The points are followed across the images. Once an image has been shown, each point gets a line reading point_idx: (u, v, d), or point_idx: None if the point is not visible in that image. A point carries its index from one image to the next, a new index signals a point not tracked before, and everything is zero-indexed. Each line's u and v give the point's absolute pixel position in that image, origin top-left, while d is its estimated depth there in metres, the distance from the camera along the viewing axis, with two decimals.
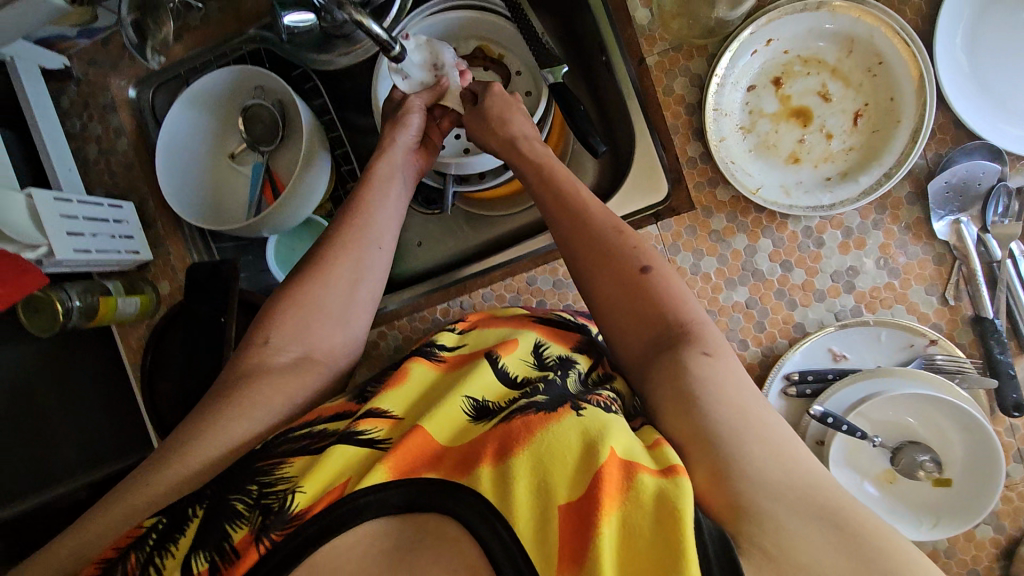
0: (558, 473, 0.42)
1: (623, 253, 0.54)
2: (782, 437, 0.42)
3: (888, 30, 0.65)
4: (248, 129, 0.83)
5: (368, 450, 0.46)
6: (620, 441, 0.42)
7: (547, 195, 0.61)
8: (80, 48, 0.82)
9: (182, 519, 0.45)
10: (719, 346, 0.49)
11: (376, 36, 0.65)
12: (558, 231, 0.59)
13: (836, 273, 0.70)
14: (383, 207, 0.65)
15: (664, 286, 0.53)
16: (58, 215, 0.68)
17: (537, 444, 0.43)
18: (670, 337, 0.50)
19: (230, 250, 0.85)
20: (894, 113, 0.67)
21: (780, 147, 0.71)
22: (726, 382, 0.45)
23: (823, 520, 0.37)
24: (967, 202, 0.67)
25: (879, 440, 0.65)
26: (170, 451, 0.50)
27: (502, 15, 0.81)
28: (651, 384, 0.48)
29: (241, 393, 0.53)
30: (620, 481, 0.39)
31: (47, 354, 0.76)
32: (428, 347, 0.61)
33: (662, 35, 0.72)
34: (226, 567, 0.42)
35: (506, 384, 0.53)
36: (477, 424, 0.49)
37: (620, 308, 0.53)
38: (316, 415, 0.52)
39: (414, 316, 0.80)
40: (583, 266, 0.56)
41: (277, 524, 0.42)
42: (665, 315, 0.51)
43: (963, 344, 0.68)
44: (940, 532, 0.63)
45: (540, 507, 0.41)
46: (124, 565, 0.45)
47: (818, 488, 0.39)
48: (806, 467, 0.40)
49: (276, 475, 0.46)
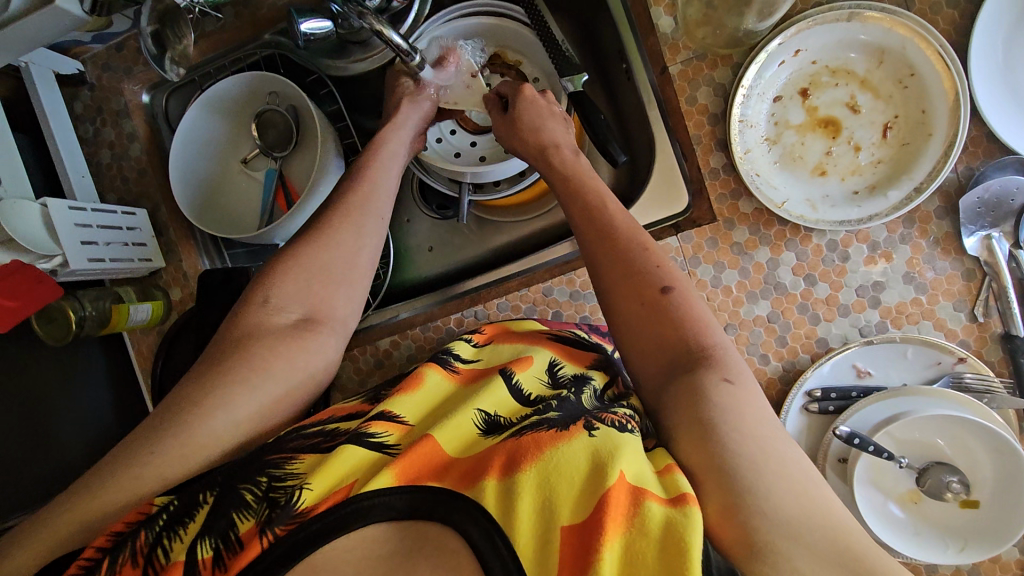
0: (562, 492, 0.40)
1: (645, 267, 0.51)
2: (805, 475, 0.39)
3: (922, 42, 0.64)
4: (261, 135, 0.82)
5: (376, 453, 0.45)
6: (629, 463, 0.40)
7: (573, 203, 0.58)
8: (94, 53, 0.81)
9: (192, 503, 0.44)
10: (741, 374, 0.45)
11: (396, 46, 0.65)
12: (580, 240, 0.56)
13: (861, 288, 0.69)
14: (386, 193, 0.63)
15: (686, 305, 0.49)
16: (73, 225, 0.67)
17: (546, 462, 0.41)
18: (688, 359, 0.46)
19: (241, 257, 0.84)
20: (926, 126, 0.66)
21: (807, 159, 0.69)
22: (745, 413, 0.42)
23: (841, 563, 0.35)
24: (999, 217, 0.66)
25: (906, 461, 0.64)
26: (172, 420, 0.47)
27: (521, 22, 0.80)
28: (666, 408, 0.45)
29: (247, 360, 0.50)
30: (628, 505, 0.37)
31: (59, 362, 0.76)
32: (444, 356, 0.59)
33: (686, 43, 0.71)
34: (231, 559, 0.40)
35: (521, 403, 0.51)
36: (487, 438, 0.47)
37: (638, 324, 0.50)
38: (327, 415, 0.52)
39: (427, 325, 0.79)
40: (604, 277, 0.53)
41: (282, 518, 0.40)
42: (685, 336, 0.48)
43: (992, 362, 0.66)
44: (968, 556, 0.61)
45: (543, 524, 0.39)
46: (131, 544, 0.43)
47: (835, 528, 0.36)
48: (828, 506, 0.38)
49: (285, 470, 0.44)
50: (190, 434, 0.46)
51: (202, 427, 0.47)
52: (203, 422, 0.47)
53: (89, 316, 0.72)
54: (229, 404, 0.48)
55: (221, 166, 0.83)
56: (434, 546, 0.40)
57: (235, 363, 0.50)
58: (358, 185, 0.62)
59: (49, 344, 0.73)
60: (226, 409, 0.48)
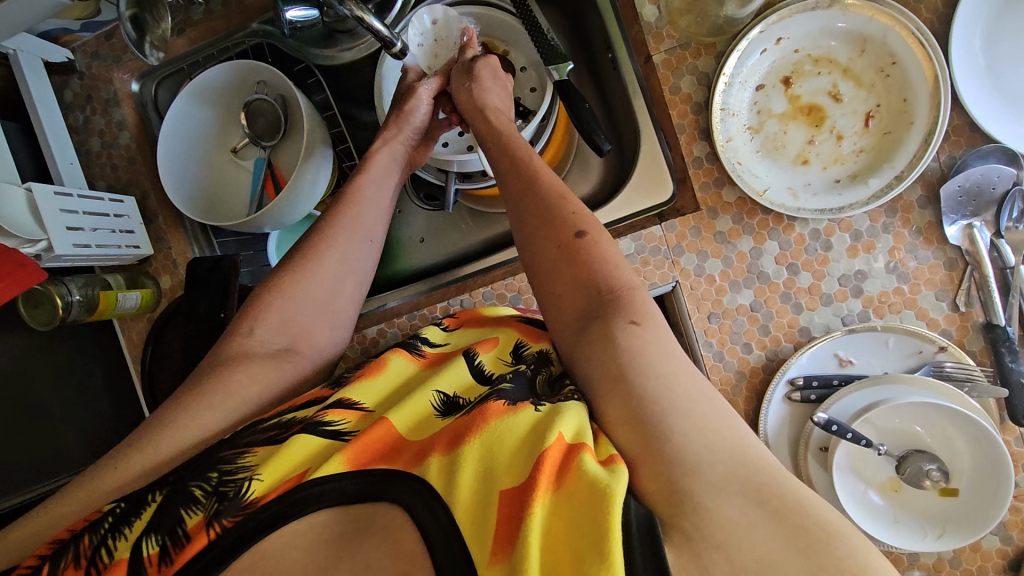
0: (501, 461, 0.40)
1: (561, 217, 0.54)
2: (725, 424, 0.39)
3: (903, 30, 0.64)
4: (251, 124, 0.83)
5: (331, 441, 0.45)
6: (568, 426, 0.40)
7: (504, 166, 0.60)
8: (83, 41, 0.82)
9: (140, 504, 0.44)
10: (650, 313, 0.47)
11: (377, 32, 0.65)
12: (509, 196, 0.58)
13: (844, 277, 0.69)
14: (368, 200, 0.65)
15: (599, 250, 0.51)
16: (57, 211, 0.68)
17: (489, 433, 0.41)
18: (600, 304, 0.48)
19: (232, 245, 0.85)
20: (907, 114, 0.66)
21: (788, 147, 0.69)
22: (650, 349, 0.43)
23: (767, 509, 0.34)
24: (981, 206, 0.66)
25: (885, 448, 0.64)
26: (139, 437, 0.49)
27: (510, 12, 0.81)
28: (579, 349, 0.47)
29: (223, 382, 0.52)
30: (559, 463, 0.38)
31: (48, 348, 0.76)
32: (410, 341, 0.60)
33: (670, 31, 0.71)
34: (176, 553, 0.40)
35: (477, 379, 0.52)
36: (444, 418, 0.48)
37: (556, 273, 0.52)
38: (287, 407, 0.51)
39: (414, 314, 0.79)
40: (524, 233, 0.56)
41: (231, 510, 0.40)
42: (597, 281, 0.50)
43: (974, 352, 0.67)
44: (946, 543, 0.62)
45: (484, 492, 0.39)
46: (74, 548, 0.42)
47: (740, 457, 0.37)
48: (739, 442, 0.38)
49: (237, 463, 0.44)
50: (153, 448, 0.48)
51: (166, 445, 0.48)
52: (168, 441, 0.48)
53: (76, 302, 0.73)
54: (197, 422, 0.50)
55: (210, 156, 0.84)
56: (383, 528, 0.40)
57: (210, 381, 0.52)
58: (343, 197, 0.63)
59: (38, 330, 0.74)
60: (192, 429, 0.49)
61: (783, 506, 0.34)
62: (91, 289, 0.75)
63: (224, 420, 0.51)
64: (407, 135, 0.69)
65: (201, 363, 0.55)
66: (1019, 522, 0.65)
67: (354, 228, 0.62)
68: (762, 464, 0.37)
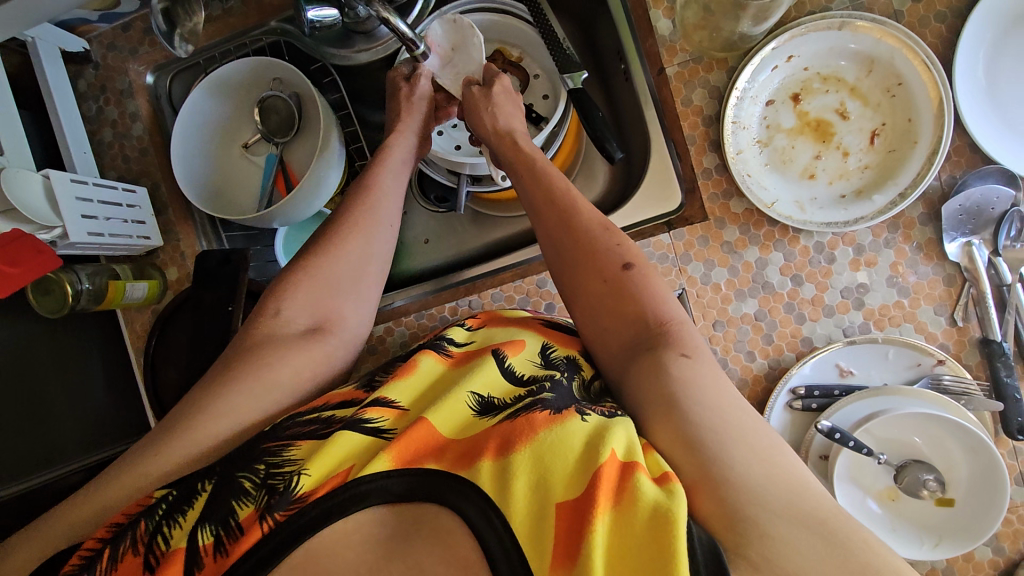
0: (556, 471, 0.40)
1: (606, 252, 0.55)
2: (771, 445, 0.40)
3: (909, 52, 0.66)
4: (264, 120, 0.83)
5: (372, 438, 0.46)
6: (620, 442, 0.41)
7: (534, 190, 0.62)
8: (99, 32, 0.82)
9: (191, 492, 0.44)
10: (699, 349, 0.48)
11: (401, 34, 0.66)
12: (543, 223, 0.60)
13: (846, 290, 0.70)
14: (386, 190, 0.66)
15: (645, 284, 0.53)
16: (74, 198, 0.68)
17: (542, 440, 0.42)
18: (649, 338, 0.49)
19: (239, 239, 0.85)
20: (911, 133, 0.68)
21: (795, 162, 0.71)
22: (702, 379, 0.44)
23: (820, 533, 0.35)
24: (980, 224, 0.68)
25: (885, 457, 0.65)
26: (175, 425, 0.49)
27: (525, 20, 0.82)
28: (632, 384, 0.48)
29: (255, 368, 0.53)
30: (617, 479, 0.38)
31: (52, 335, 0.76)
32: (438, 340, 0.60)
33: (684, 45, 0.73)
34: (231, 545, 0.40)
35: (513, 383, 0.52)
36: (483, 419, 0.48)
37: (601, 301, 0.54)
38: (325, 401, 0.51)
39: (422, 313, 0.80)
40: (566, 261, 0.57)
41: (282, 505, 0.41)
42: (645, 316, 0.51)
43: (970, 365, 0.68)
44: (941, 552, 0.63)
45: (538, 502, 0.39)
46: (131, 533, 0.43)
47: (803, 492, 0.37)
48: (795, 473, 0.39)
49: (282, 456, 0.45)
50: (194, 433, 0.49)
51: (206, 430, 0.49)
52: (208, 425, 0.49)
53: (85, 291, 0.73)
54: (233, 408, 0.50)
55: (221, 151, 0.84)
56: (421, 524, 0.41)
57: (242, 372, 0.52)
58: (357, 195, 0.64)
59: (43, 317, 0.73)
60: (231, 416, 0.50)
61: (850, 544, 0.35)
62: (99, 279, 0.75)
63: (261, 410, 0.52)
64: (413, 132, 0.70)
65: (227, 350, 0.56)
66: (1011, 534, 0.67)
67: (370, 225, 0.63)
68: (821, 497, 0.38)
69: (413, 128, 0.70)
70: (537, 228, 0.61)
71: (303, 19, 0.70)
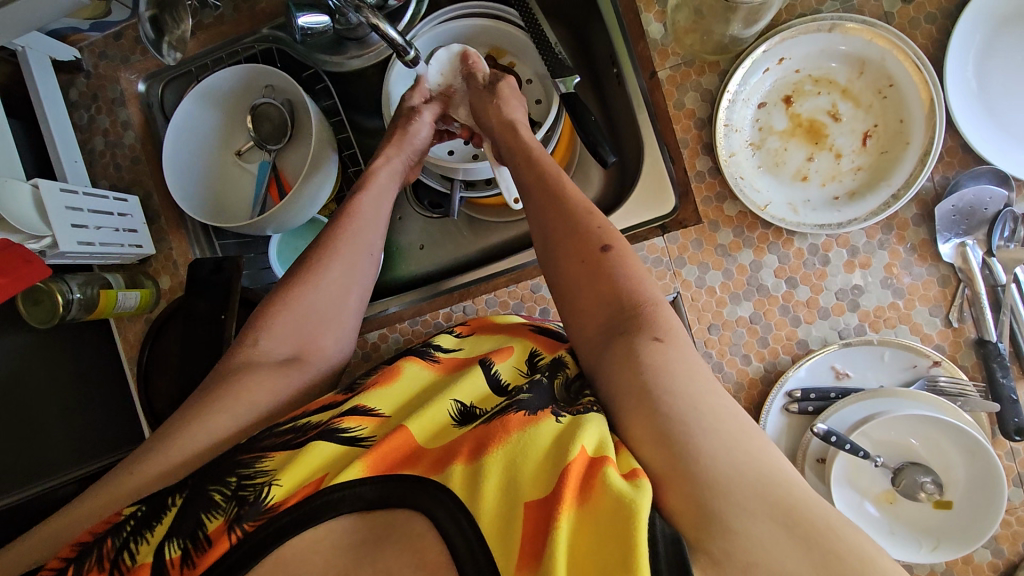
0: (526, 472, 0.40)
1: (582, 240, 0.55)
2: (758, 442, 0.40)
3: (901, 54, 0.66)
4: (257, 128, 0.83)
5: (348, 447, 0.45)
6: (590, 439, 0.41)
7: (528, 175, 0.63)
8: (91, 41, 0.82)
9: (161, 507, 0.44)
10: (673, 331, 0.48)
11: (392, 40, 0.66)
12: (531, 205, 0.61)
13: (841, 291, 0.70)
14: (367, 215, 0.65)
15: (620, 265, 0.53)
16: (63, 207, 0.67)
17: (513, 443, 0.42)
18: (623, 321, 0.49)
19: (232, 247, 0.85)
20: (903, 134, 0.68)
21: (788, 164, 0.71)
22: (676, 365, 0.44)
23: (792, 528, 0.35)
24: (974, 225, 0.68)
25: (880, 460, 0.65)
26: (162, 437, 0.50)
27: (516, 24, 0.82)
28: (604, 371, 0.47)
29: (233, 391, 0.53)
30: (584, 476, 0.38)
31: (45, 346, 0.75)
32: (424, 349, 0.60)
33: (675, 49, 0.73)
34: (199, 557, 0.40)
35: (493, 389, 0.52)
36: (461, 427, 0.48)
37: (581, 291, 0.54)
38: (303, 411, 0.51)
39: (416, 320, 0.79)
40: (552, 252, 0.58)
41: (252, 514, 0.41)
42: (619, 301, 0.51)
43: (966, 366, 0.68)
44: (940, 555, 0.63)
45: (508, 503, 0.39)
46: (98, 550, 0.43)
47: (768, 481, 0.37)
48: (763, 460, 0.38)
49: (254, 468, 0.44)
50: (170, 449, 0.49)
51: (183, 444, 0.49)
52: (186, 441, 0.50)
53: (76, 300, 0.73)
54: (209, 422, 0.51)
55: (213, 158, 0.84)
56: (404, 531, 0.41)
57: (222, 384, 0.53)
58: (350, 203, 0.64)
59: (36, 328, 0.73)
60: (209, 427, 0.51)
61: (822, 541, 0.34)
62: (91, 288, 0.75)
63: (241, 422, 0.52)
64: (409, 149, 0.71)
65: (208, 378, 0.55)
66: (1010, 536, 0.67)
67: (362, 233, 0.64)
68: (797, 489, 0.37)
69: (405, 158, 0.71)
70: (527, 209, 0.62)
71: (294, 26, 0.71)
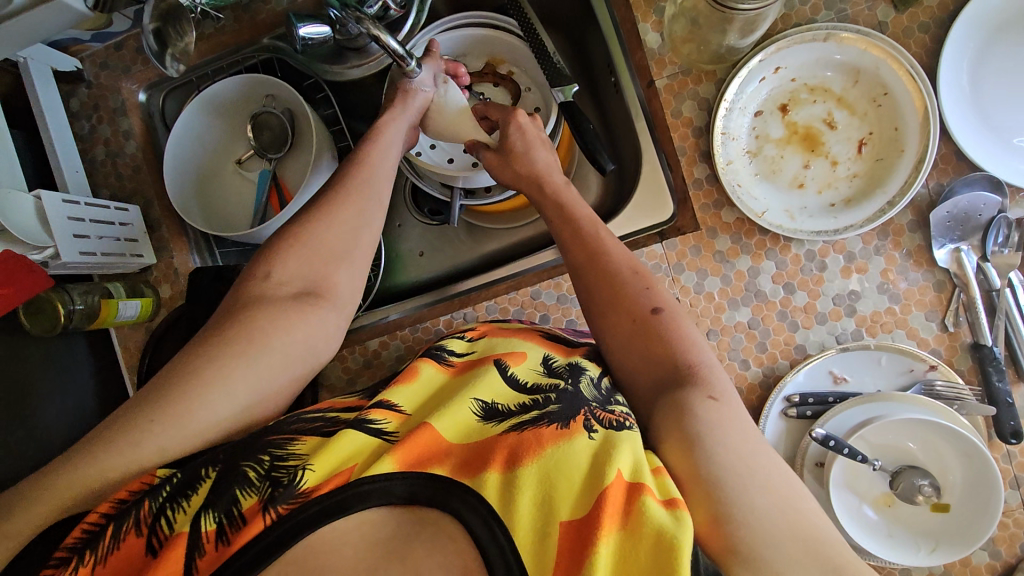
0: (562, 488, 0.42)
1: (633, 292, 0.55)
2: (790, 489, 0.42)
3: (895, 63, 0.67)
4: (257, 136, 0.83)
5: (377, 440, 0.45)
6: (626, 460, 0.42)
7: (550, 209, 0.64)
8: (92, 51, 0.83)
9: (194, 478, 0.44)
10: (725, 391, 0.48)
11: (392, 51, 0.65)
12: (565, 248, 0.61)
13: (838, 296, 0.71)
14: (381, 171, 0.64)
15: (672, 323, 0.53)
16: (66, 219, 0.68)
17: (548, 458, 0.43)
18: (674, 376, 0.50)
19: (233, 255, 0.84)
20: (898, 142, 0.69)
21: (784, 171, 0.72)
22: (730, 425, 0.45)
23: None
24: (968, 231, 0.68)
25: (879, 463, 0.65)
26: (167, 394, 0.48)
27: (515, 34, 0.83)
28: (656, 423, 0.48)
29: (247, 336, 0.51)
30: (623, 503, 0.40)
31: (43, 356, 0.76)
32: (437, 351, 0.59)
33: (672, 58, 0.74)
34: (234, 534, 0.41)
35: (515, 390, 0.52)
36: (489, 425, 0.48)
37: (627, 341, 0.54)
38: (325, 407, 0.52)
39: (417, 327, 0.80)
40: (594, 299, 0.57)
41: (286, 497, 0.41)
42: (670, 355, 0.51)
43: (962, 370, 0.69)
44: (938, 557, 0.63)
45: (542, 518, 0.40)
46: (134, 513, 0.43)
47: (810, 540, 0.39)
48: (805, 515, 0.40)
49: (287, 450, 0.45)
50: (191, 410, 0.47)
51: (198, 407, 0.47)
52: (199, 401, 0.47)
53: (77, 310, 0.73)
54: (226, 378, 0.49)
55: (213, 168, 0.85)
56: (421, 539, 0.41)
57: (231, 334, 0.51)
58: None
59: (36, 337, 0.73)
60: (223, 388, 0.49)
61: None
62: (91, 296, 0.75)
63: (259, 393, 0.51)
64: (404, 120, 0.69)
65: (217, 313, 0.54)
66: (1007, 538, 0.67)
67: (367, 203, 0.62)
68: (833, 545, 0.39)
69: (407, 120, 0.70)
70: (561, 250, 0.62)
71: (295, 37, 0.71)
